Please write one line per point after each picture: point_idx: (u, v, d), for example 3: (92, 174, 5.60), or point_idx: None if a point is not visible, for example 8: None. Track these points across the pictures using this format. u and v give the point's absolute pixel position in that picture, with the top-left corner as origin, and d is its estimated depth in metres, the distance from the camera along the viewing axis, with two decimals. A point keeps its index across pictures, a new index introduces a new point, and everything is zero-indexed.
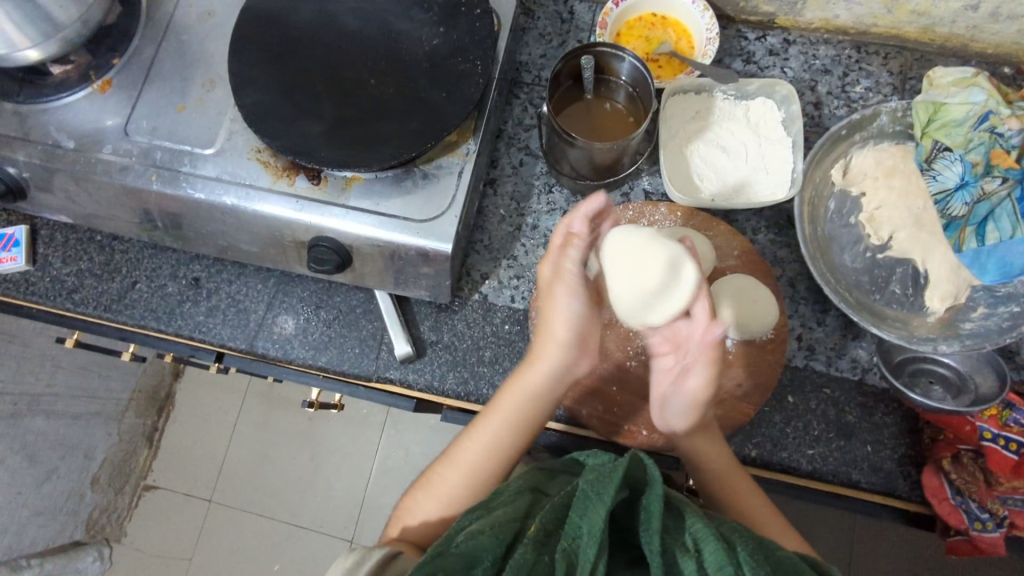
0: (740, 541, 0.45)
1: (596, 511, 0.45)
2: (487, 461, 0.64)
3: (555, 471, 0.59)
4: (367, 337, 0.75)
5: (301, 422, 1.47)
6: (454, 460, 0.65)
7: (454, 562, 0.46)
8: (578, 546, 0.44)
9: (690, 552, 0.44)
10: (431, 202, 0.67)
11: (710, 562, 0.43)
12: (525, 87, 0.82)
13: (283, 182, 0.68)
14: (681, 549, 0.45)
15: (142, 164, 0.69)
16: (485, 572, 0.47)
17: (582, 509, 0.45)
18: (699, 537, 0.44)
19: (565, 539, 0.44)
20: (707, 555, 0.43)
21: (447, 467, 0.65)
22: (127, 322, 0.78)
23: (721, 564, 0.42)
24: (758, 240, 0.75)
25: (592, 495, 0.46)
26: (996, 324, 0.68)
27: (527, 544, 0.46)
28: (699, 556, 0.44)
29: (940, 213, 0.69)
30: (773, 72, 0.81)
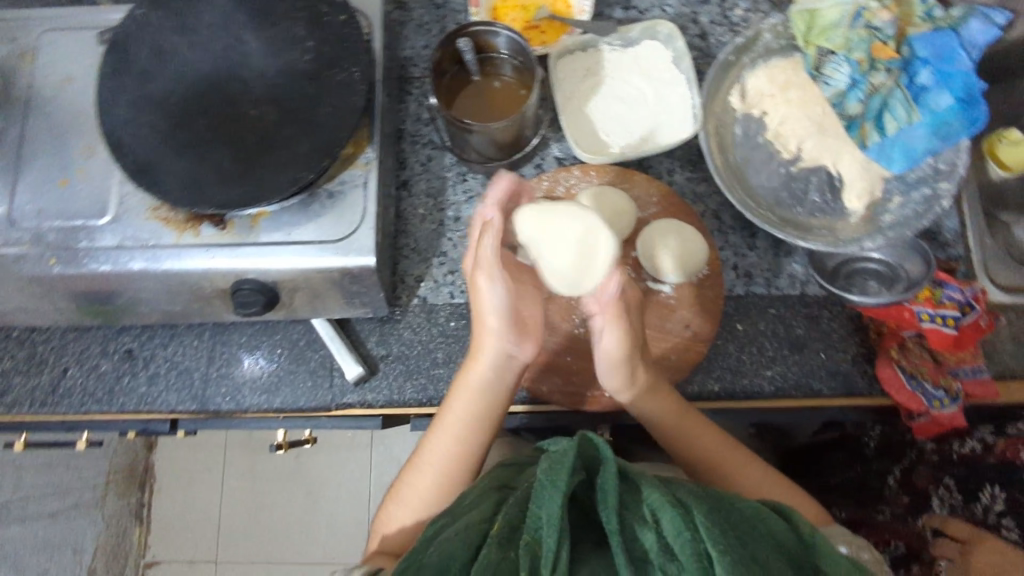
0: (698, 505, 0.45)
1: (552, 500, 0.44)
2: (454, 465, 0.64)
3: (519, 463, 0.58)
4: (316, 367, 0.74)
5: (287, 461, 1.45)
6: (418, 466, 0.65)
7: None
8: (539, 538, 0.44)
9: (649, 523, 0.44)
10: (343, 218, 0.66)
11: (668, 530, 0.43)
12: (416, 81, 0.81)
13: (188, 235, 0.66)
14: (640, 521, 0.45)
15: (38, 250, 0.66)
16: None
17: (539, 499, 0.45)
18: (658, 507, 0.45)
19: (527, 531, 0.44)
20: (665, 523, 0.44)
21: (414, 474, 0.65)
22: (68, 413, 0.75)
23: (679, 530, 0.43)
24: (676, 181, 0.76)
25: (547, 483, 0.46)
26: (913, 210, 0.69)
27: (490, 544, 0.45)
28: (659, 526, 0.44)
29: (840, 115, 0.70)
30: (653, 13, 0.80)
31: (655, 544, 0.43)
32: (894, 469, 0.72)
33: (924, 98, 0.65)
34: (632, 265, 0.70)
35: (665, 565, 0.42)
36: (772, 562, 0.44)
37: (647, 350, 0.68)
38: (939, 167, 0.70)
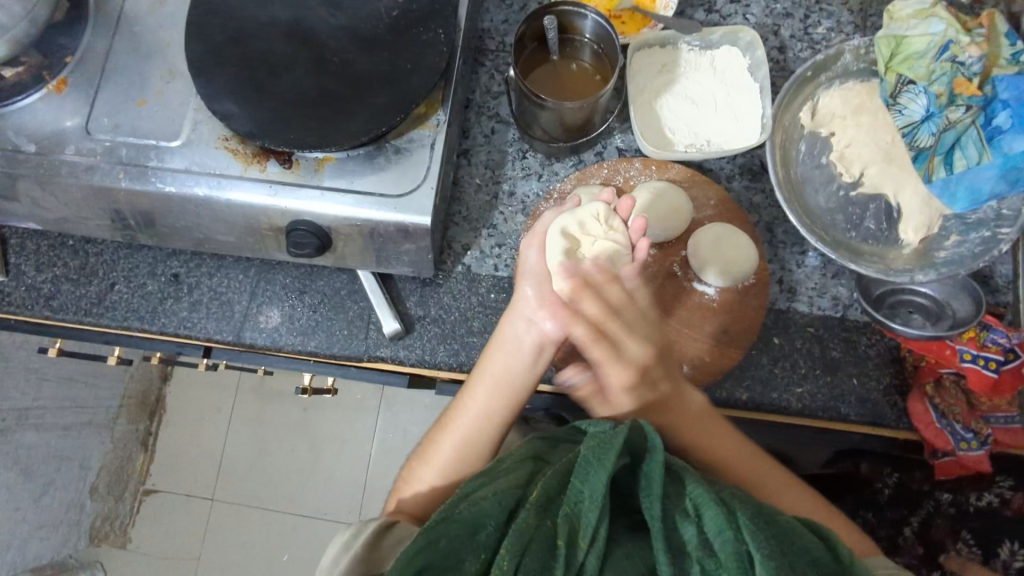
0: (742, 506, 0.47)
1: (597, 475, 0.48)
2: (483, 425, 0.65)
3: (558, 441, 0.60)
4: (354, 317, 0.75)
5: (296, 412, 1.47)
6: (448, 429, 0.66)
7: (456, 528, 0.48)
8: (580, 511, 0.47)
9: (691, 516, 0.46)
10: (406, 174, 0.67)
11: (709, 527, 0.45)
12: (490, 53, 0.81)
13: (254, 169, 0.68)
14: (681, 512, 0.47)
15: (108, 162, 0.68)
16: (489, 536, 0.48)
17: (584, 473, 0.48)
18: (700, 502, 0.46)
19: (567, 503, 0.47)
20: (707, 519, 0.45)
21: (444, 437, 0.66)
22: (109, 325, 0.77)
23: (721, 529, 0.45)
24: (734, 188, 0.76)
25: (592, 461, 0.49)
26: (969, 250, 0.69)
27: (530, 508, 0.47)
28: (700, 521, 0.46)
29: (909, 145, 0.70)
30: (735, 20, 0.80)
31: (695, 537, 0.45)
32: (908, 518, 0.77)
33: (998, 140, 0.65)
34: (680, 264, 0.71)
35: (702, 559, 0.44)
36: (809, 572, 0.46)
37: (683, 349, 0.68)
38: (1002, 212, 0.69)
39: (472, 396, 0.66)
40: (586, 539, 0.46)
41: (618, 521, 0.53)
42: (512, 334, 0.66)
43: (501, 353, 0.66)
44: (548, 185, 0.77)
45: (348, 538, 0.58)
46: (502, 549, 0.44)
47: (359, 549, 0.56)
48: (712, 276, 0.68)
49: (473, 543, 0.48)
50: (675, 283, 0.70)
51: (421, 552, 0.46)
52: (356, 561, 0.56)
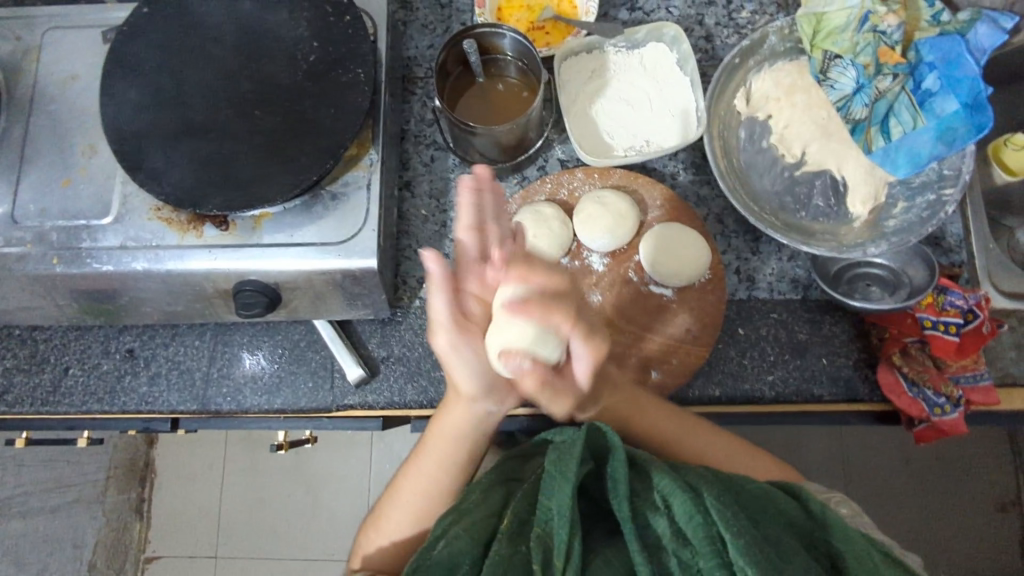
0: (709, 486, 0.47)
1: (563, 489, 0.47)
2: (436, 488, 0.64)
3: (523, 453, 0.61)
4: (317, 368, 0.74)
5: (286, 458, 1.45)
6: (399, 500, 0.64)
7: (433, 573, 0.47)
8: (550, 529, 0.47)
9: (661, 509, 0.47)
10: (345, 220, 0.66)
11: (679, 516, 0.46)
12: (420, 81, 0.80)
13: (190, 236, 0.66)
14: (652, 506, 0.48)
15: (40, 249, 0.66)
16: None
17: (549, 490, 0.48)
18: (668, 493, 0.47)
19: (538, 524, 0.47)
20: (676, 508, 0.46)
21: (393, 506, 0.64)
22: (69, 411, 0.75)
23: (690, 514, 0.45)
24: (679, 184, 0.75)
25: (555, 475, 0.48)
26: (917, 216, 0.69)
27: (502, 538, 0.49)
28: (670, 511, 0.47)
29: (845, 119, 0.70)
30: (659, 15, 0.80)
31: (668, 530, 0.46)
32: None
33: (929, 104, 0.66)
34: (634, 269, 0.70)
35: (678, 550, 0.45)
36: (784, 539, 0.47)
37: (648, 350, 0.67)
38: (944, 172, 0.69)
39: (418, 469, 0.65)
40: (560, 558, 0.45)
41: (598, 528, 0.53)
42: (458, 427, 0.63)
43: (434, 442, 0.64)
44: None
45: None
46: None
47: None
48: (667, 277, 0.68)
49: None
50: (632, 290, 0.69)
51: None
52: None
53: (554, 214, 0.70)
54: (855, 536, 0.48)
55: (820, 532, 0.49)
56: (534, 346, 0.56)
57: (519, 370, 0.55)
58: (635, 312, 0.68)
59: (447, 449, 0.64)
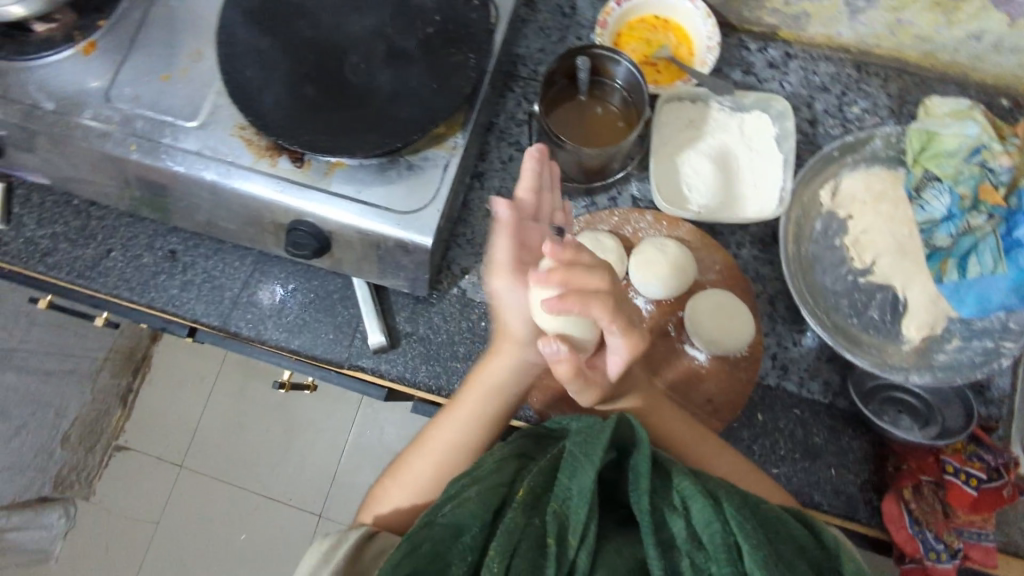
0: (729, 497, 0.47)
1: (585, 474, 0.48)
2: (459, 451, 0.64)
3: (538, 436, 0.59)
4: (342, 323, 0.75)
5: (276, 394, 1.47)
6: (421, 453, 0.64)
7: (441, 531, 0.48)
8: (568, 508, 0.47)
9: (679, 510, 0.47)
10: (413, 193, 0.66)
11: (697, 519, 0.46)
12: (521, 80, 0.81)
13: (264, 162, 0.67)
14: (670, 506, 0.47)
15: (122, 132, 0.68)
16: (474, 539, 0.48)
17: (571, 472, 0.48)
18: (688, 496, 0.47)
19: (556, 501, 0.47)
20: (695, 512, 0.46)
21: (416, 457, 0.64)
22: (99, 291, 0.77)
23: (709, 520, 0.45)
24: (742, 254, 0.75)
25: (580, 457, 0.49)
26: (970, 358, 0.67)
27: (518, 507, 0.48)
28: (687, 514, 0.46)
29: (925, 241, 0.69)
30: (771, 86, 0.79)
31: (684, 531, 0.46)
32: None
33: (1015, 253, 0.64)
34: (675, 324, 0.69)
35: (692, 552, 0.45)
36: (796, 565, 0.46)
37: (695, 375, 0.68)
38: (1009, 325, 0.68)
39: (448, 426, 0.64)
40: (575, 537, 0.45)
41: None
42: (494, 376, 0.64)
43: (477, 394, 0.64)
44: None
45: (326, 551, 0.56)
46: (492, 552, 0.45)
47: (340, 561, 0.55)
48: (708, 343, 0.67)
49: (459, 545, 0.48)
50: (667, 343, 0.69)
51: (405, 559, 0.45)
52: (339, 570, 0.54)
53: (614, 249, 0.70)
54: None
55: (833, 566, 0.48)
56: (569, 329, 0.61)
57: (554, 355, 0.56)
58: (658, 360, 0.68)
59: (480, 398, 0.64)
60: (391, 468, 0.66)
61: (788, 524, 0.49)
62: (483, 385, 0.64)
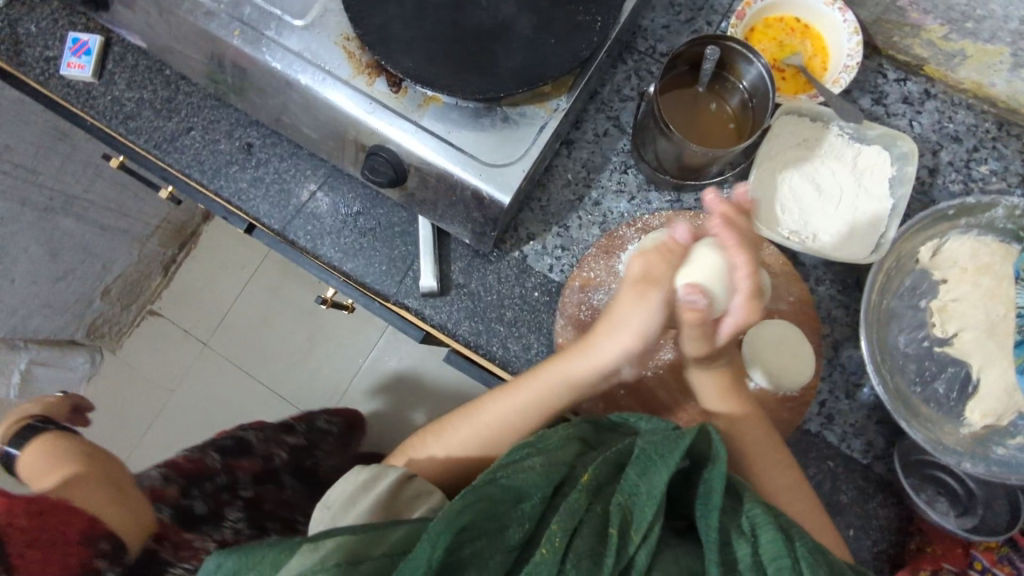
0: (800, 535, 0.45)
1: (659, 473, 0.45)
2: (514, 426, 0.62)
3: (601, 426, 0.57)
4: (397, 258, 0.74)
5: None
6: (473, 420, 0.63)
7: (503, 494, 0.46)
8: (634, 503, 0.44)
9: (747, 535, 0.44)
10: (502, 146, 0.64)
11: (765, 551, 0.43)
12: (637, 54, 0.77)
13: (361, 79, 0.65)
14: (738, 529, 0.45)
15: (228, 14, 0.66)
16: (532, 509, 0.47)
17: (642, 469, 0.46)
18: (758, 523, 0.45)
19: (622, 492, 0.45)
20: (763, 542, 0.44)
21: (463, 422, 0.64)
22: (172, 166, 0.77)
23: (778, 555, 0.43)
24: (818, 291, 0.71)
25: (656, 456, 0.47)
26: None
27: (582, 490, 0.45)
28: (755, 541, 0.44)
29: (1020, 327, 0.65)
30: (899, 122, 0.74)
31: (748, 557, 0.44)
32: None
33: None
34: None
35: None
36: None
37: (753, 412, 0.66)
38: None
39: (503, 404, 0.63)
40: (639, 533, 0.43)
41: None
42: (586, 371, 0.61)
43: (552, 380, 0.62)
44: (636, 210, 0.73)
45: (366, 481, 0.58)
46: (554, 527, 0.43)
47: (378, 496, 0.57)
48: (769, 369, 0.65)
49: (517, 511, 0.46)
50: None
51: (465, 510, 0.43)
52: (377, 505, 0.56)
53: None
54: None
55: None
56: (711, 288, 0.56)
57: (692, 301, 0.56)
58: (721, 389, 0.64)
59: (553, 395, 0.62)
60: (431, 423, 0.66)
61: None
62: (553, 380, 0.62)
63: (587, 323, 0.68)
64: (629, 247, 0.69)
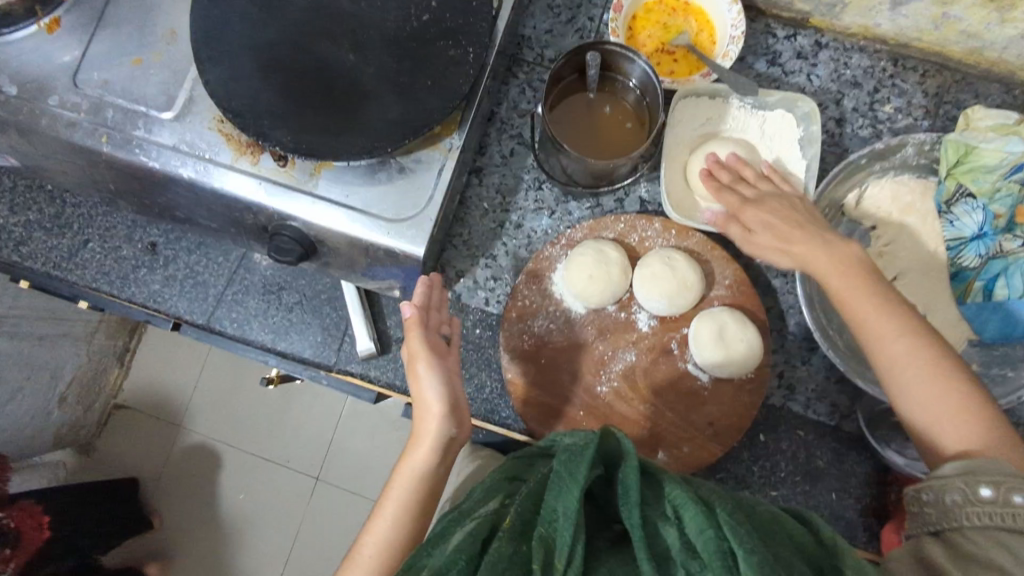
0: (722, 502, 0.43)
1: (569, 491, 0.44)
2: (405, 533, 0.59)
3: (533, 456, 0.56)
4: (330, 326, 0.72)
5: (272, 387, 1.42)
6: (365, 547, 0.58)
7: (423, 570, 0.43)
8: (553, 530, 0.42)
9: (672, 519, 0.43)
10: (405, 198, 0.62)
11: (691, 528, 0.42)
12: (526, 65, 0.75)
13: (245, 160, 0.62)
14: (662, 518, 0.44)
15: (92, 122, 0.62)
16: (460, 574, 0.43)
17: (556, 491, 0.44)
18: (679, 505, 0.43)
19: (540, 524, 0.43)
20: (687, 521, 0.42)
21: (361, 554, 0.58)
22: (77, 283, 0.73)
23: (702, 527, 0.41)
24: (754, 265, 0.71)
25: (564, 477, 0.45)
26: (988, 388, 0.64)
27: (503, 536, 0.44)
28: (681, 524, 0.43)
29: (950, 260, 0.66)
30: (798, 79, 0.73)
31: (677, 541, 0.42)
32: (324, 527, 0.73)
33: None
34: (678, 341, 0.66)
35: (687, 561, 0.41)
36: (794, 561, 0.42)
37: (705, 410, 0.65)
38: None
39: (385, 514, 0.59)
40: (563, 559, 0.41)
41: None
42: (422, 452, 0.59)
43: (410, 470, 0.59)
44: (558, 225, 0.72)
45: None
46: None
47: None
48: (733, 350, 0.62)
49: None
50: (669, 362, 0.66)
51: None
52: None
53: (618, 260, 0.66)
54: (867, 562, 0.42)
55: (832, 560, 0.43)
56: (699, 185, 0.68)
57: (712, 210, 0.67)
58: (671, 393, 0.65)
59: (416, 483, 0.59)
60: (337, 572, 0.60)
61: (787, 526, 0.45)
62: (416, 467, 0.59)
63: (533, 352, 0.66)
64: (558, 269, 0.68)
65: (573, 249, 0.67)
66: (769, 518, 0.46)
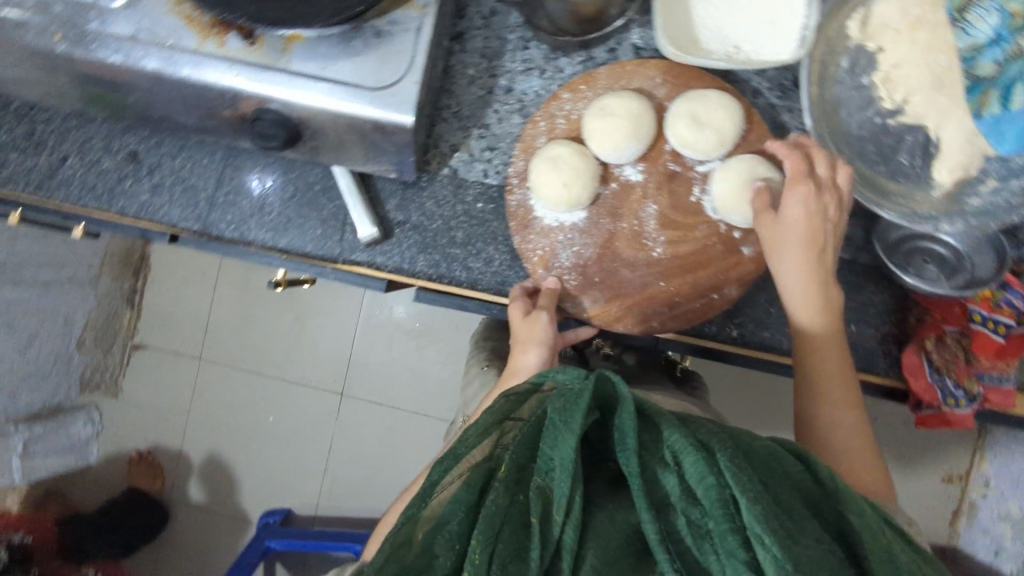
0: (723, 444, 0.41)
1: (566, 443, 0.41)
2: None
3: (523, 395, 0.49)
4: (328, 218, 0.70)
5: (279, 310, 1.40)
6: None
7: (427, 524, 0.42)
8: (550, 480, 0.41)
9: (671, 466, 0.41)
10: (386, 63, 0.58)
11: (691, 473, 0.40)
12: None
13: (210, 42, 0.58)
14: (662, 463, 0.41)
15: (41, 19, 0.58)
16: (456, 528, 0.41)
17: (552, 439, 0.41)
18: (679, 449, 0.41)
19: (538, 475, 0.41)
20: (687, 466, 0.40)
21: None
22: (63, 203, 0.71)
23: (703, 476, 0.39)
24: (758, 103, 0.69)
25: (558, 425, 0.42)
26: (1006, 201, 0.62)
27: (499, 487, 0.41)
28: (681, 470, 0.40)
29: (969, 73, 0.60)
30: None
31: (677, 487, 0.40)
32: None
33: None
34: (673, 160, 0.65)
35: (687, 509, 0.39)
36: (795, 503, 0.40)
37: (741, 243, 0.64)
38: None
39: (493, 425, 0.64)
40: (561, 513, 0.39)
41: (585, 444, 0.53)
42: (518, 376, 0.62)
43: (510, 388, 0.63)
44: (550, 84, 0.68)
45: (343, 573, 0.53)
46: (472, 541, 0.39)
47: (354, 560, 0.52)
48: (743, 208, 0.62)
49: (446, 535, 0.41)
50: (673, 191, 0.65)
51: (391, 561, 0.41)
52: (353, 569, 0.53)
53: (571, 151, 0.64)
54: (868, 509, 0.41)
55: (831, 498, 0.42)
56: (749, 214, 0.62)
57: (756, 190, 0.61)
58: (697, 244, 0.64)
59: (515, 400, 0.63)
60: None
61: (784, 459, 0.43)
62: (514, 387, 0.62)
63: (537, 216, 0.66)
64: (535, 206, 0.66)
65: (530, 176, 0.65)
66: (767, 455, 0.43)
